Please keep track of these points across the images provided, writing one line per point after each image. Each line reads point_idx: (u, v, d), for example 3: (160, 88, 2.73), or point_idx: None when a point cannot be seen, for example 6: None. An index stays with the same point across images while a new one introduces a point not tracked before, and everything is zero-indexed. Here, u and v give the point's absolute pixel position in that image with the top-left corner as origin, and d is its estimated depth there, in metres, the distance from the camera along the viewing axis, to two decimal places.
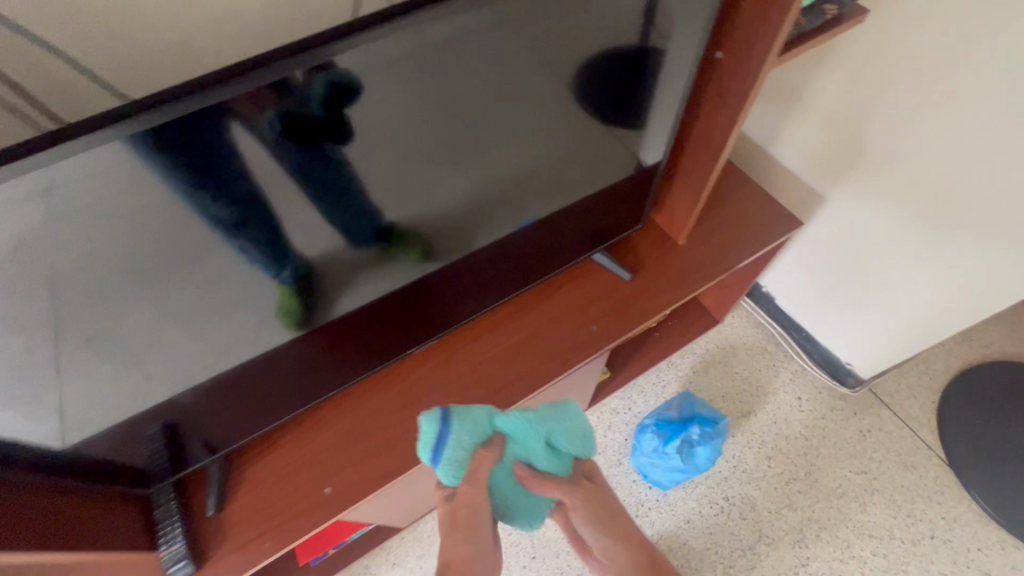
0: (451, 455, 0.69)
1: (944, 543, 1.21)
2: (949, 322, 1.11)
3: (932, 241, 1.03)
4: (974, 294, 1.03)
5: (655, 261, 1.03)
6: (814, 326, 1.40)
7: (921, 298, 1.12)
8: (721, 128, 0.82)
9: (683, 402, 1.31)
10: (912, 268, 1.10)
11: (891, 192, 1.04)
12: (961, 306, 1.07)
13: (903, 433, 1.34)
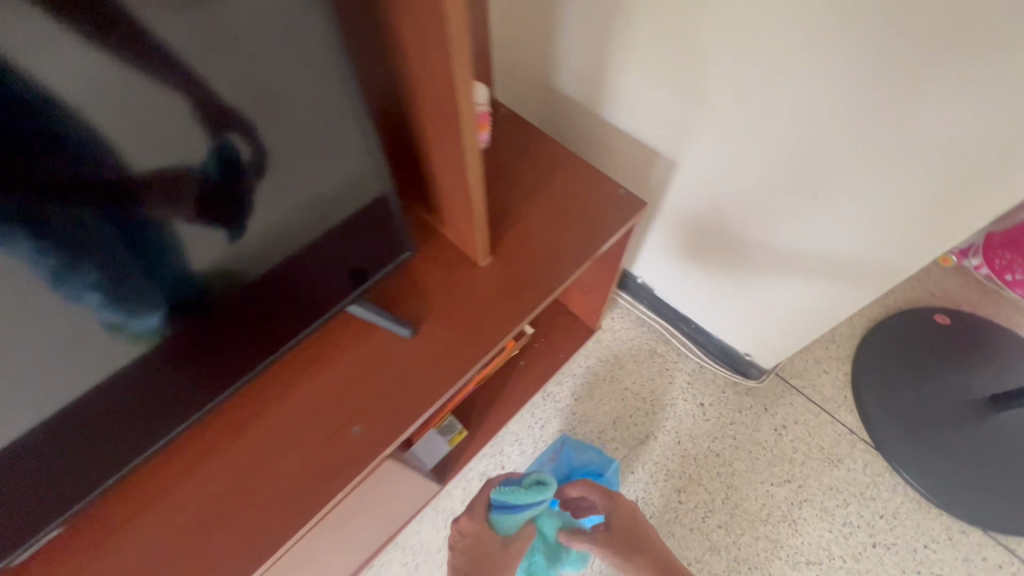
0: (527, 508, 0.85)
1: (888, 550, 1.00)
2: (843, 308, 0.85)
3: (804, 214, 0.76)
4: (868, 275, 0.77)
5: (448, 298, 0.70)
6: (700, 317, 1.14)
7: (805, 282, 0.85)
8: (453, 93, 0.51)
9: (559, 453, 1.07)
10: (790, 245, 0.82)
11: (741, 153, 0.75)
12: (855, 289, 0.80)
13: (821, 422, 1.13)
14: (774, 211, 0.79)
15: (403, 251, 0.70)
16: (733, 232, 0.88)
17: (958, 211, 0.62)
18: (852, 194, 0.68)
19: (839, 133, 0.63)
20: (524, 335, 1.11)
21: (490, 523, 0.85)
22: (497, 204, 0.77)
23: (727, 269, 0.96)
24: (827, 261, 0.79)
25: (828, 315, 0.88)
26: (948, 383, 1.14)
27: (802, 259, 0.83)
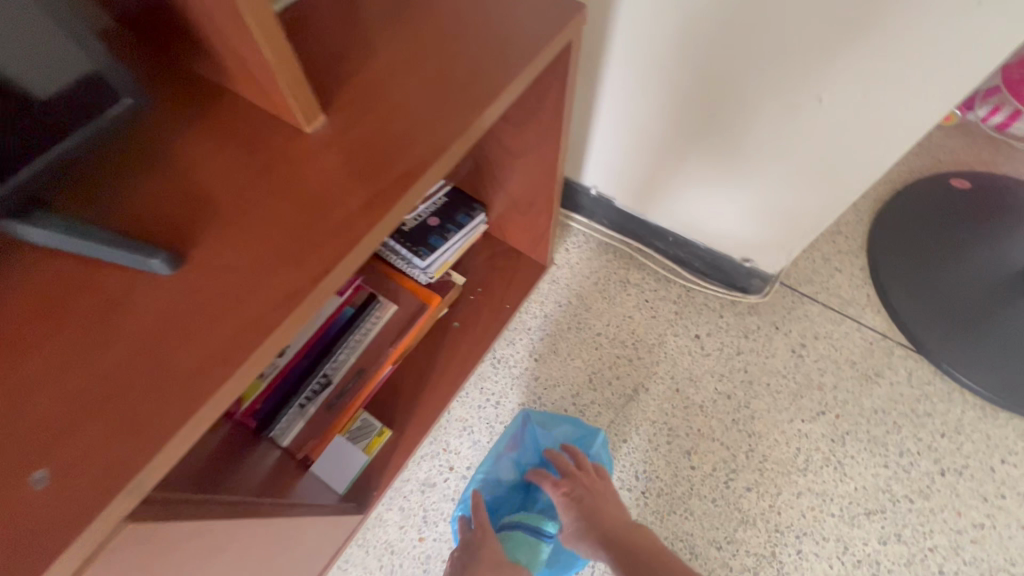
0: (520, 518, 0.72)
1: (961, 476, 0.77)
2: (891, 145, 0.59)
3: None
4: (934, 70, 0.50)
5: (244, 190, 0.36)
6: (678, 223, 0.87)
7: (845, 109, 0.58)
8: None
9: (523, 440, 0.78)
10: (813, 54, 0.55)
11: None
12: (909, 103, 0.54)
13: (846, 331, 0.88)
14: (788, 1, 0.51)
15: (122, 105, 0.34)
16: (722, 62, 0.60)
17: None
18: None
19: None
20: (453, 287, 0.83)
21: (506, 543, 0.70)
22: (332, 41, 0.43)
23: (715, 129, 0.69)
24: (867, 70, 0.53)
25: (866, 162, 0.62)
26: (986, 254, 0.91)
27: (832, 74, 0.55)
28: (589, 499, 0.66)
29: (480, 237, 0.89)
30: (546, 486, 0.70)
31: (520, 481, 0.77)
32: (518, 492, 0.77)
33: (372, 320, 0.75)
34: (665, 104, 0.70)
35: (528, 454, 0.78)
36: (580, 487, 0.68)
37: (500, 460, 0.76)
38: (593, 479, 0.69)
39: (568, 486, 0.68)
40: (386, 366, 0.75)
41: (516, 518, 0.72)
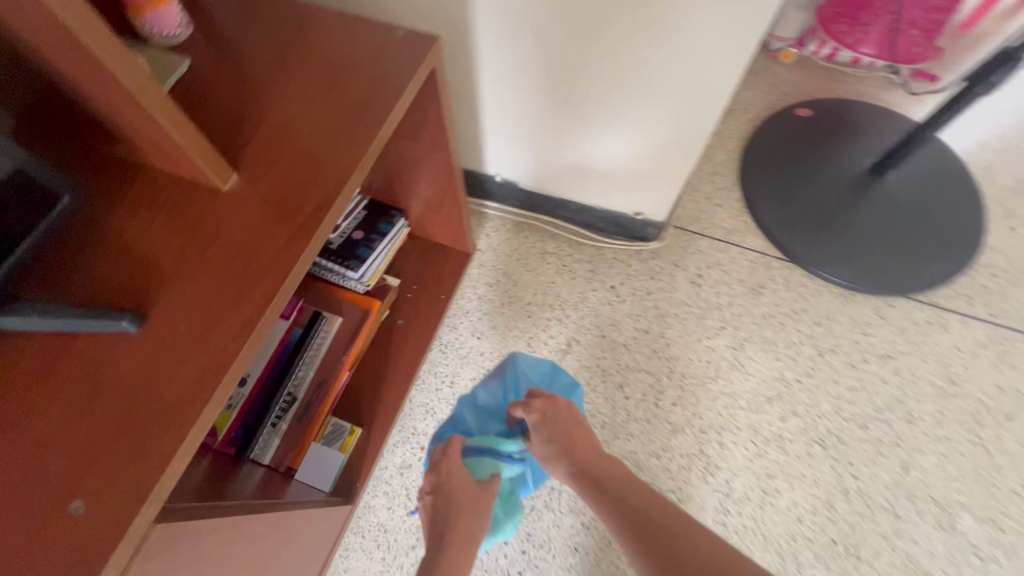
0: (486, 446, 0.74)
1: (835, 353, 0.95)
2: (713, 100, 0.71)
3: None
4: (723, 45, 0.63)
5: (182, 252, 0.43)
6: (575, 193, 0.98)
7: (672, 79, 0.70)
8: None
9: (505, 372, 0.86)
10: (635, 40, 0.66)
11: None
12: (715, 72, 0.67)
13: (732, 256, 1.04)
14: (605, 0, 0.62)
15: (61, 200, 0.41)
16: (570, 55, 0.71)
17: None
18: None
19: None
20: (390, 290, 0.92)
21: (467, 465, 0.72)
22: (229, 108, 0.51)
23: (581, 110, 0.80)
24: (676, 48, 0.65)
25: (699, 118, 0.75)
26: (830, 169, 1.09)
27: (655, 53, 0.67)
28: (562, 423, 0.71)
29: (405, 241, 0.97)
30: (517, 410, 0.72)
31: (500, 412, 0.82)
32: (497, 420, 0.82)
33: (322, 335, 0.82)
34: (535, 98, 0.80)
35: (512, 390, 0.84)
36: (554, 411, 0.72)
37: (482, 392, 0.84)
38: (567, 405, 0.73)
39: (542, 407, 0.72)
40: (344, 373, 0.84)
41: (480, 442, 0.74)
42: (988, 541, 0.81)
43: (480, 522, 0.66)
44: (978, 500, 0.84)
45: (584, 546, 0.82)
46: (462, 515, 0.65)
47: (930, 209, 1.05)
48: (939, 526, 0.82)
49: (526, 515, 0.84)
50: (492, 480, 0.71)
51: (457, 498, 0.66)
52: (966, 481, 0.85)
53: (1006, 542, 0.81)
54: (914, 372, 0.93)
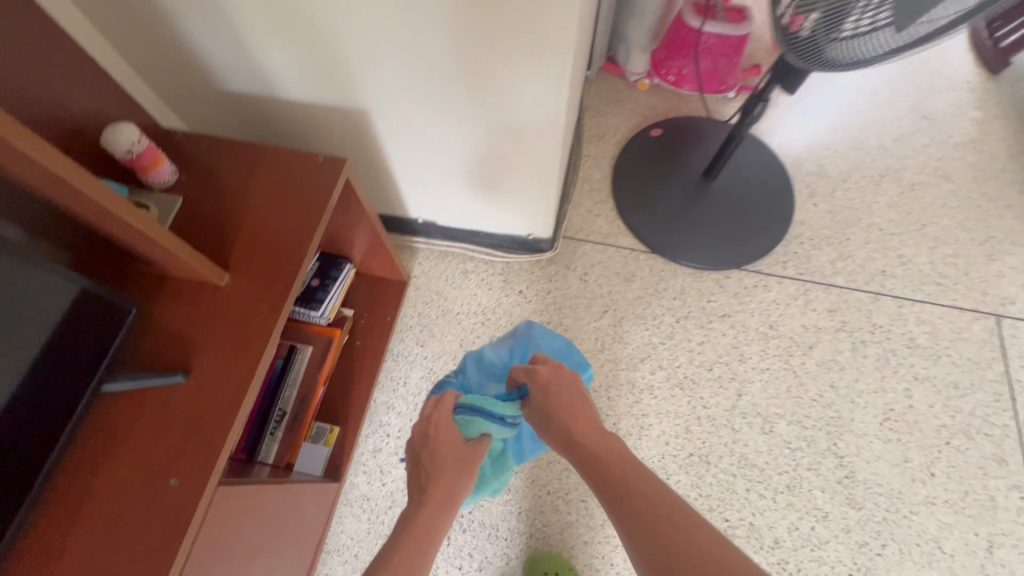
0: (478, 407, 0.95)
1: (688, 318, 1.27)
2: (550, 163, 1.02)
3: (472, 111, 0.91)
4: (542, 134, 0.94)
5: (205, 328, 0.71)
6: (481, 224, 1.28)
7: (519, 152, 1.00)
8: (53, 176, 0.51)
9: (516, 339, 1.13)
10: (487, 127, 0.94)
11: (405, 86, 0.87)
12: (544, 148, 0.98)
13: (609, 254, 1.35)
14: (460, 110, 0.91)
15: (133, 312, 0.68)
16: (447, 143, 1.01)
17: (548, 76, 0.81)
18: (488, 74, 0.82)
19: (439, 21, 0.74)
20: (346, 320, 1.20)
21: (459, 420, 0.95)
22: (217, 227, 0.78)
23: (466, 173, 1.09)
24: (515, 134, 0.95)
25: (546, 173, 1.05)
26: (678, 176, 1.40)
27: (502, 139, 0.97)
28: (554, 394, 0.92)
29: (354, 278, 1.25)
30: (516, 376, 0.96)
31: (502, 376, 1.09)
32: (500, 376, 1.10)
33: (298, 363, 1.10)
34: (431, 167, 1.09)
35: (519, 351, 1.12)
36: (554, 381, 0.94)
37: (491, 354, 1.11)
38: (566, 378, 0.95)
39: (543, 376, 0.94)
40: (319, 389, 1.12)
41: (472, 401, 0.96)
42: (796, 436, 1.15)
43: (459, 477, 0.90)
44: (788, 409, 1.18)
45: (515, 486, 1.12)
46: (445, 464, 0.90)
47: (750, 199, 1.38)
48: (762, 431, 1.16)
49: None
50: (478, 436, 0.95)
51: (442, 451, 0.91)
52: (781, 396, 1.19)
53: (808, 435, 1.15)
54: (745, 324, 1.26)
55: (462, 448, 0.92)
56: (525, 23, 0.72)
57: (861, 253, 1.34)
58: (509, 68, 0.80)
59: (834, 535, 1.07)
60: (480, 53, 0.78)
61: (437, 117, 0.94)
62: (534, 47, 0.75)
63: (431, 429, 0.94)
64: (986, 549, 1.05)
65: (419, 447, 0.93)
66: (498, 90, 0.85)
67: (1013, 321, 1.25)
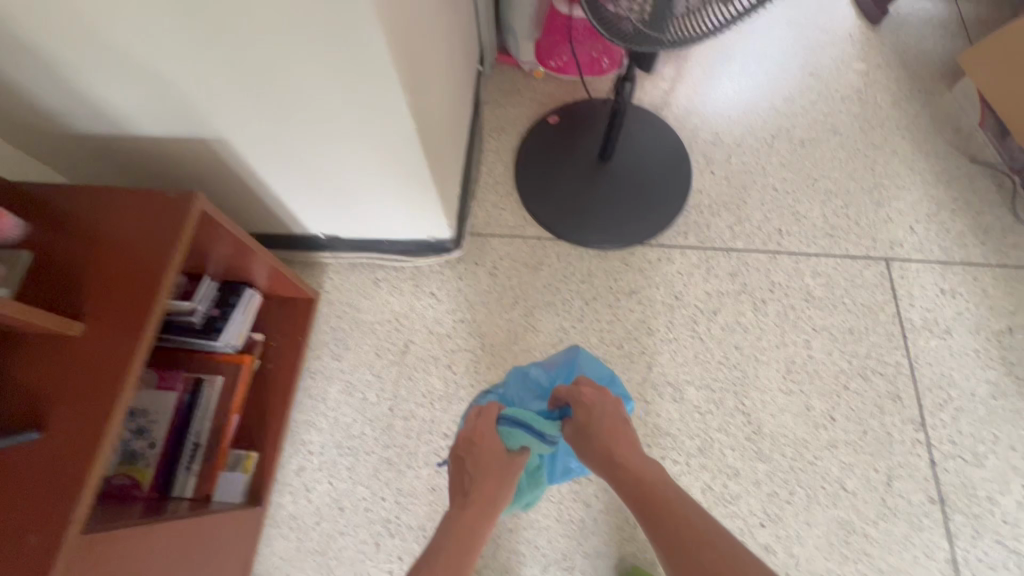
0: (523, 420, 0.96)
1: (597, 299, 1.30)
2: (422, 175, 1.04)
3: (329, 131, 0.92)
4: (402, 148, 0.96)
5: (60, 380, 0.71)
6: (382, 232, 1.29)
7: (389, 167, 1.01)
8: None
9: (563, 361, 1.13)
10: (348, 141, 0.94)
11: (258, 114, 0.88)
12: (409, 161, 1.00)
13: (517, 246, 1.37)
14: (318, 133, 0.93)
15: None
16: (318, 164, 1.01)
17: (384, 92, 0.82)
18: (331, 95, 0.84)
19: (257, 44, 0.74)
20: (256, 344, 1.21)
21: (503, 432, 0.96)
22: (66, 276, 0.77)
23: (349, 191, 1.11)
24: (378, 151, 0.97)
25: (423, 184, 1.07)
26: (577, 159, 1.42)
27: (368, 156, 0.98)
28: (598, 416, 0.94)
29: (260, 302, 1.25)
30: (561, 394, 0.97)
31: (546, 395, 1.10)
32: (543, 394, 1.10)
33: (207, 394, 1.11)
34: (315, 189, 1.10)
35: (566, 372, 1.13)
36: (600, 402, 0.96)
37: (534, 372, 1.12)
38: (609, 403, 0.96)
39: (589, 398, 0.97)
40: (232, 416, 1.13)
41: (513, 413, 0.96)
42: (704, 400, 1.19)
43: (498, 487, 0.93)
44: (697, 375, 1.22)
45: (439, 486, 1.15)
46: (483, 473, 0.93)
47: (649, 175, 1.40)
48: (673, 399, 1.20)
49: (394, 475, 1.15)
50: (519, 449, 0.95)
51: (485, 461, 0.94)
52: (689, 363, 1.23)
53: (716, 398, 1.20)
54: (651, 298, 1.30)
55: (502, 461, 0.94)
56: (341, 41, 0.73)
57: (757, 214, 1.38)
58: (346, 87, 0.82)
59: (745, 490, 1.12)
60: (316, 77, 0.80)
61: (301, 138, 0.94)
62: (357, 58, 0.76)
63: (476, 440, 0.96)
64: (885, 482, 1.11)
65: (464, 452, 0.97)
66: (347, 110, 0.87)
67: (902, 263, 1.30)
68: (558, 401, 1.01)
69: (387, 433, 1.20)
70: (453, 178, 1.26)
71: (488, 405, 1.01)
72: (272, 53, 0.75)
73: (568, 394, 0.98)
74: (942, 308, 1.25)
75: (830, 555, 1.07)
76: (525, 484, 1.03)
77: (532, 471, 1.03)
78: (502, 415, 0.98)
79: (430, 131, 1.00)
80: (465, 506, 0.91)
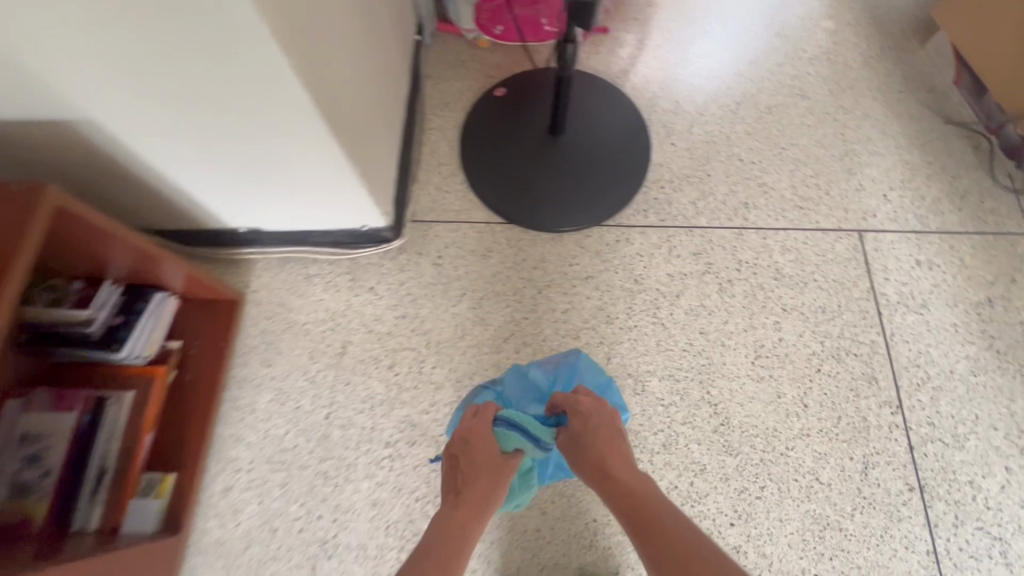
0: (524, 423, 0.88)
1: (551, 287, 1.20)
2: (339, 160, 0.95)
3: (224, 117, 0.81)
4: (310, 132, 0.86)
5: None
6: (309, 223, 1.17)
7: (299, 153, 0.92)
8: None
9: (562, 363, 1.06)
10: (242, 126, 0.84)
11: (137, 100, 0.77)
12: (321, 146, 0.90)
13: (463, 232, 1.25)
14: (211, 119, 0.82)
15: None
16: (220, 153, 0.91)
17: (273, 71, 0.72)
18: (214, 76, 0.73)
19: (103, 13, 0.62)
20: (173, 353, 1.08)
21: (500, 434, 0.88)
22: None
23: (263, 181, 1.00)
24: (282, 135, 0.87)
25: (342, 169, 0.98)
26: (528, 135, 1.31)
27: (274, 142, 0.88)
28: (599, 427, 0.88)
29: (177, 305, 1.13)
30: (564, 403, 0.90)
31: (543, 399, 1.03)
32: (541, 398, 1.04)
33: (114, 413, 0.98)
34: (226, 180, 0.99)
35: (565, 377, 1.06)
36: (597, 413, 0.90)
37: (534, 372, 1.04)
38: (608, 413, 0.91)
39: (588, 407, 0.90)
40: (145, 435, 1.01)
41: (511, 415, 0.88)
42: (668, 391, 1.10)
43: (493, 489, 0.85)
44: (659, 364, 1.12)
45: (381, 499, 1.05)
46: (476, 474, 0.85)
47: (606, 149, 1.29)
48: (635, 392, 1.10)
49: (331, 491, 1.05)
50: (515, 454, 0.88)
51: (480, 461, 0.85)
52: (651, 353, 1.13)
53: (680, 388, 1.10)
54: (609, 284, 1.20)
55: (497, 464, 0.86)
56: (208, 14, 0.62)
57: (722, 188, 1.28)
58: (230, 67, 0.71)
59: (712, 487, 1.03)
60: (191, 56, 0.69)
61: (194, 124, 0.82)
62: (230, 30, 0.65)
63: (471, 439, 0.87)
64: (861, 471, 1.03)
65: (457, 450, 0.88)
66: (238, 92, 0.76)
67: (875, 235, 1.22)
68: (557, 407, 0.94)
69: (323, 444, 1.09)
70: (383, 161, 1.14)
71: (485, 405, 0.93)
72: (128, 29, 0.64)
73: (568, 402, 0.92)
74: (918, 281, 1.17)
75: (804, 553, 0.99)
76: (517, 487, 0.97)
77: (523, 473, 0.96)
78: (498, 416, 0.89)
79: (337, 108, 0.88)
80: (458, 504, 0.82)
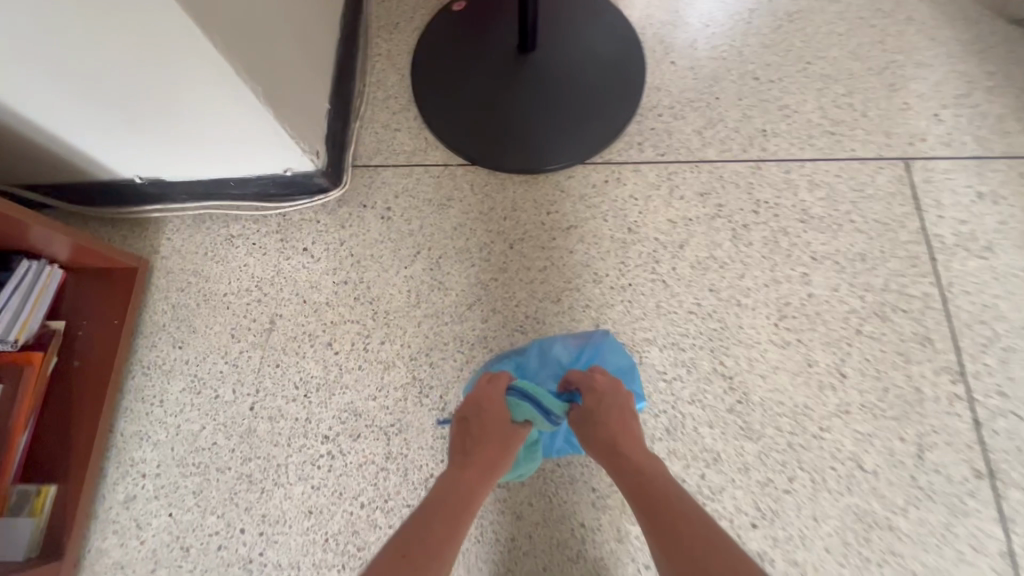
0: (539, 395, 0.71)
1: (526, 241, 0.97)
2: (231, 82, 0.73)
3: (53, 16, 0.59)
4: (179, 38, 0.64)
5: None
6: (218, 170, 0.94)
7: (177, 74, 0.70)
8: None
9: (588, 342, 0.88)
10: (105, 55, 0.65)
11: None
12: (201, 61, 0.68)
13: (417, 178, 1.02)
14: (38, 22, 0.60)
15: None
16: (76, 77, 0.69)
17: None
18: None
19: None
20: (54, 336, 0.88)
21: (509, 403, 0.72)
22: None
23: (147, 118, 0.78)
24: (144, 46, 0.65)
25: (240, 96, 0.75)
26: (496, 55, 1.06)
27: (137, 58, 0.66)
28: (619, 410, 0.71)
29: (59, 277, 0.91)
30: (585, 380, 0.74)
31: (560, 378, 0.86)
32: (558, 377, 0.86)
33: None
34: (103, 117, 0.78)
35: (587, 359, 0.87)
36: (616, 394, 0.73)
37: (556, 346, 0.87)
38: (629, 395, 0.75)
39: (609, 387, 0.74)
40: (18, 438, 0.81)
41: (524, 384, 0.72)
42: (672, 363, 0.89)
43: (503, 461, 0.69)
44: (660, 331, 0.91)
45: (318, 507, 0.85)
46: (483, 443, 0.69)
47: (592, 70, 1.05)
48: None
49: (256, 498, 0.85)
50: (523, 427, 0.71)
51: (489, 430, 0.70)
52: (649, 317, 0.92)
53: (687, 359, 0.89)
54: (596, 235, 0.97)
55: (506, 434, 0.70)
56: None
57: (732, 114, 1.04)
58: None
59: (729, 480, 0.83)
60: None
61: (18, 30, 0.61)
62: None
63: (480, 405, 0.72)
64: (915, 455, 0.82)
65: (468, 411, 0.72)
66: None
67: (925, 163, 0.98)
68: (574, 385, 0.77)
69: (247, 441, 0.88)
70: (310, 91, 0.92)
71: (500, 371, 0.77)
72: None
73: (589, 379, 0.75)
74: (980, 217, 0.94)
75: (845, 559, 0.79)
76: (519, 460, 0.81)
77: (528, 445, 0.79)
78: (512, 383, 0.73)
79: (224, 20, 0.68)
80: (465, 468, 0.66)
